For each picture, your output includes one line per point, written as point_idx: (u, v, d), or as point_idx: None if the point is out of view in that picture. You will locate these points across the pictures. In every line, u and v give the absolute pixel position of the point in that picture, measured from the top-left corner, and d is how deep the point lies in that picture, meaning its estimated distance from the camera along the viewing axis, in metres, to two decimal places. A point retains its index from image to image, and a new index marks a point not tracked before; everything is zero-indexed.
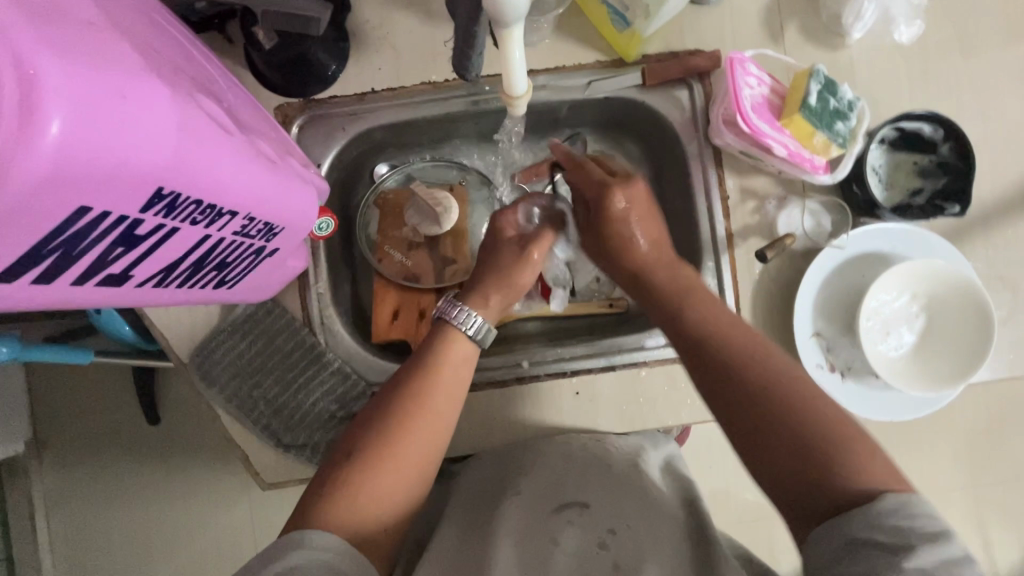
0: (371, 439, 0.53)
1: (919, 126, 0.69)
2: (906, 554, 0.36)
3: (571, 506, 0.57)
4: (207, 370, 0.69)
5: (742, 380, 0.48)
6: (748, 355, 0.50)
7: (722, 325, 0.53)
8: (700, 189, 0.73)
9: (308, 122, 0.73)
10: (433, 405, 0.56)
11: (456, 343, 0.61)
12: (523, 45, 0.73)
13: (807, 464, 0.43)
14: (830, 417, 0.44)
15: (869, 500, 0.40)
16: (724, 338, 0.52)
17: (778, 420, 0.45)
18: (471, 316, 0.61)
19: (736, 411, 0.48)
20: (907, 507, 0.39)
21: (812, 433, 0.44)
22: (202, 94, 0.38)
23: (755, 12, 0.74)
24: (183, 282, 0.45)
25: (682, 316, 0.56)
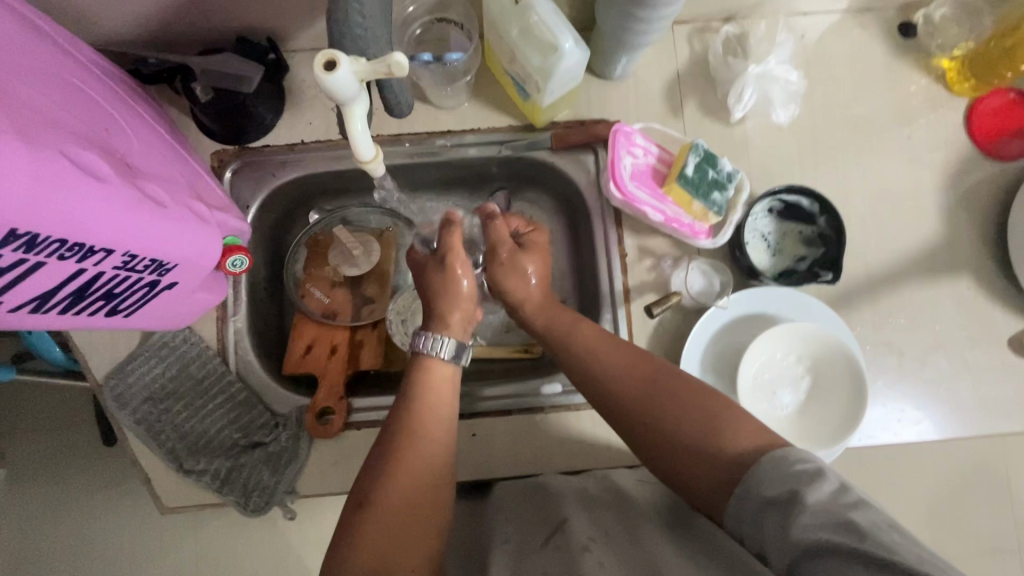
0: (380, 482, 0.56)
1: (797, 199, 0.75)
2: (799, 501, 0.45)
3: (555, 532, 0.59)
4: (119, 393, 0.73)
5: (636, 406, 0.59)
6: (630, 381, 0.60)
7: (610, 364, 0.62)
8: (601, 246, 0.79)
9: (241, 167, 0.79)
10: (427, 433, 0.60)
11: (435, 369, 0.66)
12: (442, 107, 0.80)
13: (717, 460, 0.52)
14: (705, 408, 0.55)
15: (762, 460, 0.50)
16: (606, 379, 0.62)
17: (680, 451, 0.55)
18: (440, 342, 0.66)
19: (644, 434, 0.58)
20: (786, 457, 0.49)
21: (702, 429, 0.54)
22: (82, 146, 0.44)
23: (656, 90, 0.81)
24: (66, 309, 0.49)
25: (575, 361, 0.65)
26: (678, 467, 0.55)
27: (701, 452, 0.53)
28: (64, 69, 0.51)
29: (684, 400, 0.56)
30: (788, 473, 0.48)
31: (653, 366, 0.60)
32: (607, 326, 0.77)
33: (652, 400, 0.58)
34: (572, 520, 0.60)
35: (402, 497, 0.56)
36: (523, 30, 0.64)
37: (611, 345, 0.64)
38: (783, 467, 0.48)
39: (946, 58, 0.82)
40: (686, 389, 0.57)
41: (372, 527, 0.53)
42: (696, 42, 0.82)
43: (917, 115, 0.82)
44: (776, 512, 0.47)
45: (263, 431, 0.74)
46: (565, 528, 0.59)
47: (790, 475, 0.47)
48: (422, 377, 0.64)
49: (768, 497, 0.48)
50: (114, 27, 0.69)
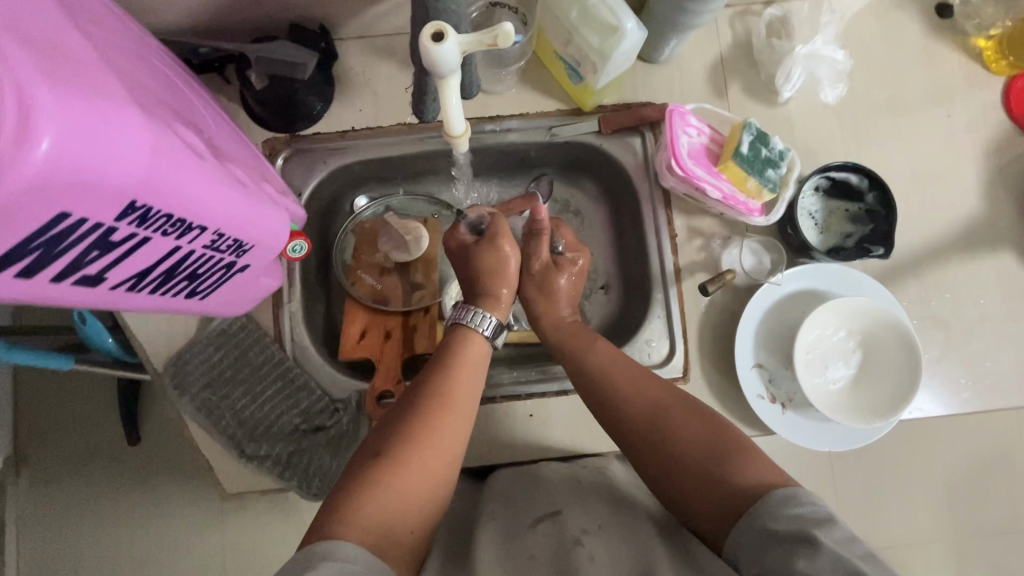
0: (403, 441, 0.56)
1: (847, 176, 0.76)
2: (811, 540, 0.47)
3: (546, 517, 0.61)
4: (180, 380, 0.73)
5: (654, 432, 0.62)
6: (651, 408, 0.63)
7: (626, 390, 0.66)
8: (651, 228, 0.80)
9: (292, 154, 0.79)
10: (456, 411, 0.60)
11: (475, 342, 0.68)
12: (490, 93, 0.81)
13: (725, 495, 0.55)
14: (721, 445, 0.58)
15: (771, 492, 0.52)
16: (626, 404, 0.65)
17: (682, 476, 0.58)
18: (486, 317, 0.69)
19: (656, 458, 0.61)
20: (796, 497, 0.51)
21: (713, 465, 0.57)
22: (182, 124, 0.44)
23: (701, 73, 0.82)
24: (155, 288, 0.50)
25: (592, 382, 0.68)
26: (679, 493, 0.58)
27: (705, 483, 0.56)
28: (146, 51, 0.52)
29: (693, 429, 0.60)
30: (787, 516, 0.49)
31: (674, 397, 0.64)
32: (659, 305, 0.79)
33: (664, 427, 0.61)
34: (565, 511, 0.61)
35: (415, 461, 0.55)
36: (583, 12, 0.65)
37: (634, 371, 0.67)
38: (789, 511, 0.50)
39: (982, 38, 0.84)
40: (701, 422, 0.61)
41: (380, 479, 0.53)
42: (738, 25, 0.83)
43: (955, 93, 0.84)
44: (780, 546, 0.48)
45: (323, 416, 0.75)
46: (558, 517, 0.60)
47: (795, 515, 0.49)
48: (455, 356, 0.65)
49: (766, 532, 0.50)
50: (172, 15, 0.69)
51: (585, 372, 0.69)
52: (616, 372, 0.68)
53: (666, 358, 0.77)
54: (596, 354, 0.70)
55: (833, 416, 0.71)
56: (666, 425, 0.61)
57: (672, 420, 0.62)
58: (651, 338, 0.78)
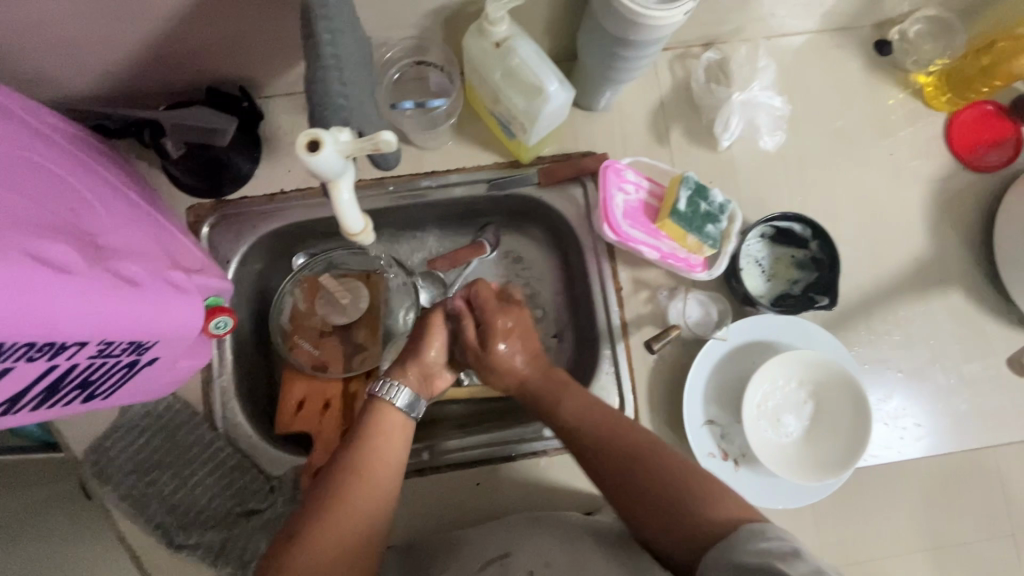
0: (314, 520, 0.53)
1: (791, 225, 0.75)
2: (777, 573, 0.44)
3: (495, 561, 0.60)
4: (101, 469, 0.69)
5: (624, 464, 0.58)
6: (620, 439, 0.59)
7: (589, 419, 0.62)
8: (596, 281, 0.77)
9: (218, 220, 0.76)
10: (375, 481, 0.57)
11: (389, 417, 0.62)
12: (426, 149, 0.78)
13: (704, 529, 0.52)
14: (693, 476, 0.55)
15: (741, 528, 0.50)
16: (594, 435, 0.61)
17: (660, 513, 0.54)
18: (393, 386, 0.63)
19: (629, 492, 0.56)
20: (763, 532, 0.49)
21: (687, 499, 0.54)
22: (47, 239, 0.41)
23: (641, 119, 0.80)
24: (39, 405, 0.46)
25: (556, 411, 0.64)
26: (655, 531, 0.54)
27: (681, 520, 0.53)
28: (28, 149, 0.49)
29: (676, 466, 0.56)
30: (752, 551, 0.47)
31: (639, 430, 0.60)
32: (607, 361, 0.76)
33: (641, 464, 0.57)
34: (514, 552, 0.60)
35: (340, 531, 0.53)
36: (507, 74, 0.63)
37: (594, 404, 0.63)
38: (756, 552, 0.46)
39: (922, 74, 0.83)
40: (667, 457, 0.57)
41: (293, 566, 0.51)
42: (678, 68, 0.82)
43: (898, 129, 0.83)
44: None
45: (258, 497, 0.71)
46: (507, 559, 0.59)
47: (762, 549, 0.47)
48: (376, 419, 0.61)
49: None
50: (74, 83, 0.65)
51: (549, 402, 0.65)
52: (579, 403, 0.63)
53: None
54: (569, 394, 0.64)
55: (784, 473, 0.69)
56: (644, 461, 0.57)
57: (651, 454, 0.58)
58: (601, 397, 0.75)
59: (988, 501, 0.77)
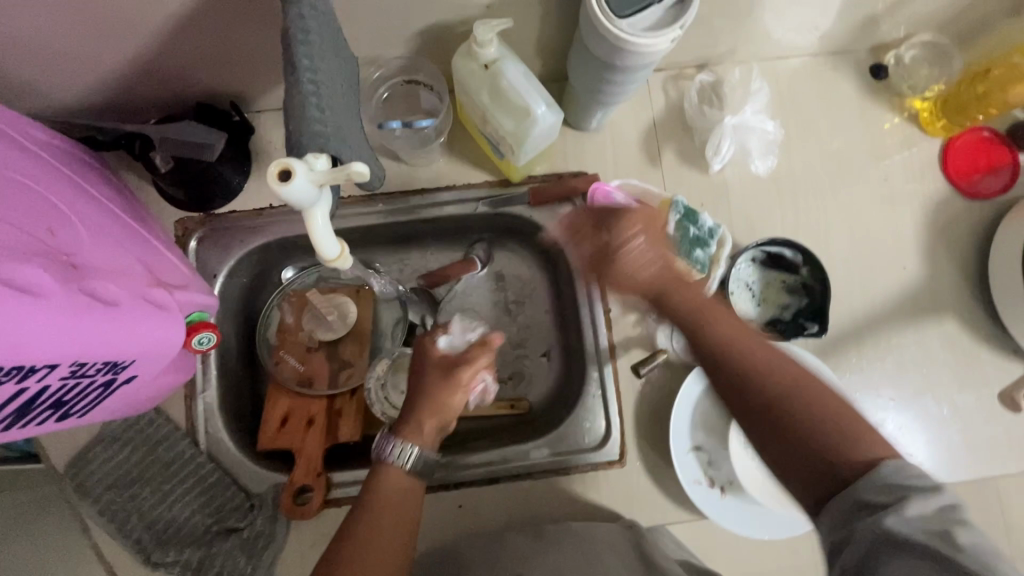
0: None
1: (780, 250, 0.75)
2: (894, 510, 0.40)
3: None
4: (81, 483, 0.69)
5: (753, 371, 0.50)
6: (760, 351, 0.52)
7: (729, 330, 0.54)
8: (585, 302, 0.77)
9: (207, 234, 0.76)
10: (383, 542, 0.56)
11: (396, 479, 0.60)
12: (416, 166, 0.78)
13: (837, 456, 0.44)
14: (837, 403, 0.47)
15: (876, 466, 0.43)
16: (737, 342, 0.53)
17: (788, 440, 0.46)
18: (404, 449, 0.61)
19: (757, 414, 0.49)
20: (906, 469, 0.42)
21: (819, 423, 0.46)
22: (19, 262, 0.41)
23: (633, 140, 0.80)
24: (10, 425, 0.46)
25: (703, 325, 0.55)
26: (781, 460, 0.47)
27: (814, 450, 0.45)
28: (11, 169, 0.49)
29: (808, 400, 0.47)
30: (875, 488, 0.42)
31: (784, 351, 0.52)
32: (594, 384, 0.75)
33: (767, 394, 0.49)
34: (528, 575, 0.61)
35: None
36: (494, 95, 0.62)
37: (730, 317, 0.56)
38: (902, 503, 0.41)
39: (917, 99, 0.83)
40: (805, 376, 0.49)
41: None
42: (672, 89, 0.81)
43: (893, 153, 0.82)
44: (863, 519, 0.42)
45: (237, 515, 0.70)
46: None
47: (903, 486, 0.41)
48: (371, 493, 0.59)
49: (862, 516, 0.42)
50: (63, 95, 0.65)
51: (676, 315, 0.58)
52: (717, 321, 0.55)
53: (601, 440, 0.74)
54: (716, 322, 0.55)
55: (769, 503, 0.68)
56: (772, 393, 0.49)
57: (768, 381, 0.49)
58: (587, 419, 0.75)
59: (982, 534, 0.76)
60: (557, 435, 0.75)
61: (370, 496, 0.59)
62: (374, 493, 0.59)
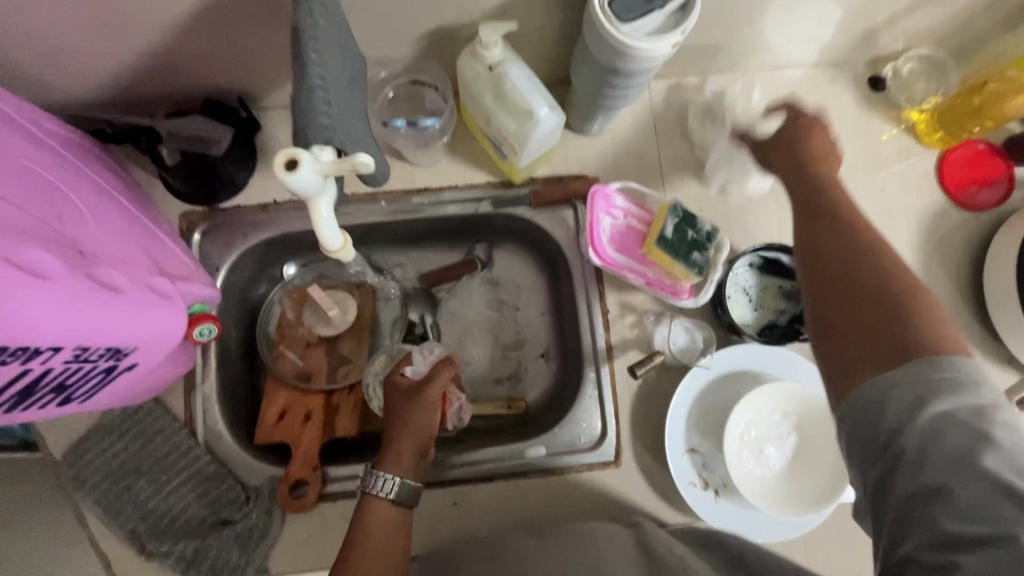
0: None
1: (777, 255, 0.76)
2: (931, 399, 0.38)
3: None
4: (79, 472, 0.70)
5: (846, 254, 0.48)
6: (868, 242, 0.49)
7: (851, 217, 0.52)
8: (583, 303, 0.78)
9: (211, 227, 0.77)
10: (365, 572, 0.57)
11: (378, 512, 0.61)
12: (420, 165, 0.79)
13: (895, 344, 0.42)
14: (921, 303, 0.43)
15: (941, 357, 0.40)
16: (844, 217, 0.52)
17: (861, 270, 0.47)
18: (385, 480, 0.61)
19: (843, 253, 0.49)
20: (954, 363, 0.39)
21: (897, 313, 0.43)
22: (27, 245, 0.42)
23: (634, 144, 0.81)
24: (12, 406, 0.46)
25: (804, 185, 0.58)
26: (833, 340, 0.46)
27: (879, 330, 0.43)
28: (23, 157, 0.50)
29: (925, 320, 0.42)
30: (930, 373, 0.39)
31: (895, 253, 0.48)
32: (591, 385, 0.76)
33: (857, 275, 0.47)
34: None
35: None
36: (498, 96, 0.64)
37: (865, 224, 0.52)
38: (923, 412, 0.38)
39: (916, 111, 0.83)
40: (897, 275, 0.45)
41: None
42: (673, 96, 0.83)
43: (890, 164, 0.83)
44: (894, 403, 0.40)
45: (233, 507, 0.71)
46: None
47: (944, 379, 0.39)
48: (360, 529, 0.59)
49: (884, 421, 0.40)
50: (75, 88, 0.66)
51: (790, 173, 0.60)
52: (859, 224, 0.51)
53: (597, 440, 0.75)
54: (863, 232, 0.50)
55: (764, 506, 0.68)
56: (880, 287, 0.45)
57: (888, 283, 0.45)
58: (583, 419, 0.76)
59: None
60: (553, 433, 0.76)
61: (359, 531, 0.59)
62: (363, 526, 0.60)
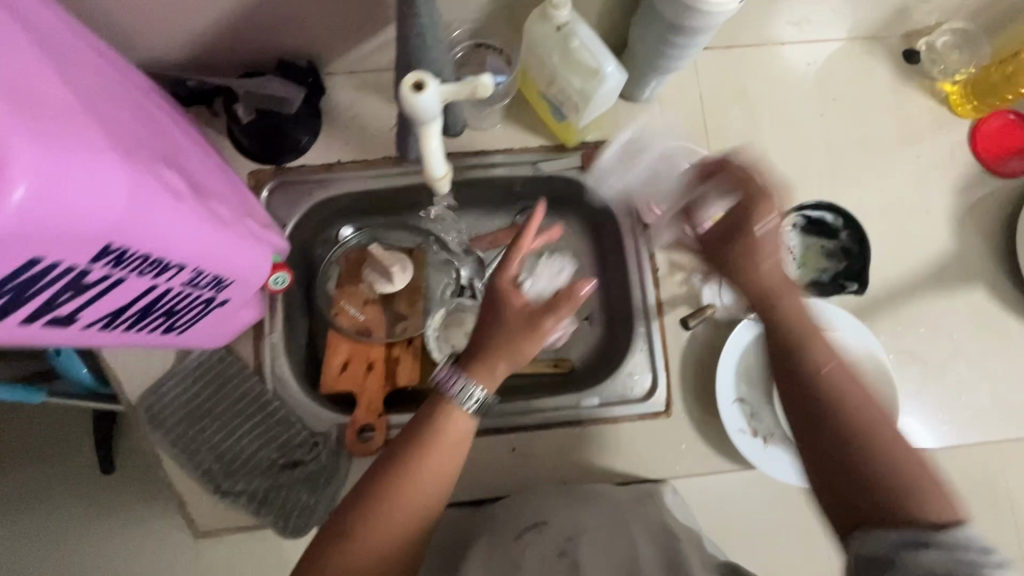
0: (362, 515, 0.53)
1: (822, 215, 0.79)
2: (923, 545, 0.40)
3: (531, 529, 0.64)
4: (155, 415, 0.72)
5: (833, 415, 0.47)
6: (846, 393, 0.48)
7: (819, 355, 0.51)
8: (633, 261, 0.81)
9: (278, 186, 0.80)
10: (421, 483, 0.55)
11: (454, 420, 0.58)
12: (477, 129, 0.82)
13: (867, 494, 0.44)
14: (889, 444, 0.45)
15: (944, 529, 0.40)
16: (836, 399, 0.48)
17: (873, 482, 0.44)
18: (471, 393, 0.58)
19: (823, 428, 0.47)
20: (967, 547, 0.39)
21: (865, 459, 0.45)
22: (163, 167, 0.45)
23: (680, 111, 0.85)
24: (130, 326, 0.49)
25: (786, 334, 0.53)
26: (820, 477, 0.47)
27: (860, 483, 0.44)
28: (137, 94, 0.53)
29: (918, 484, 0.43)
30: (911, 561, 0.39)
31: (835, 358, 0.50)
32: (641, 339, 0.79)
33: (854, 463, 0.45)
34: (550, 522, 0.64)
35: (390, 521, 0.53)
36: (564, 55, 0.67)
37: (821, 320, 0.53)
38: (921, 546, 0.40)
39: (948, 83, 0.88)
40: (845, 387, 0.48)
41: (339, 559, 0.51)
42: (717, 66, 0.86)
43: (924, 134, 0.87)
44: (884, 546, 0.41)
45: (302, 450, 0.73)
46: (542, 526, 0.63)
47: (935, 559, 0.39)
48: (433, 431, 0.57)
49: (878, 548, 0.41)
50: (160, 47, 0.70)
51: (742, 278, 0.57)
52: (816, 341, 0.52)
53: (648, 392, 0.78)
54: (813, 348, 0.51)
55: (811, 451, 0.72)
56: (843, 434, 0.46)
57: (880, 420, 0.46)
58: (634, 372, 0.79)
59: None
60: (605, 385, 0.79)
61: (431, 432, 0.57)
62: (435, 431, 0.57)
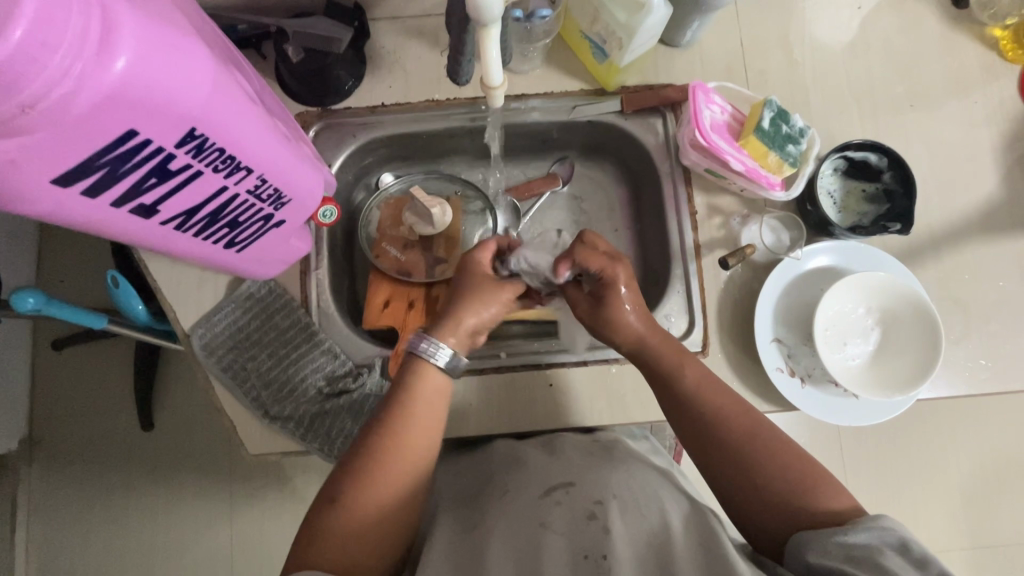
0: (373, 476, 0.55)
1: (865, 155, 0.78)
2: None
3: (558, 488, 0.59)
4: (208, 342, 0.75)
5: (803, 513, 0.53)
6: (799, 476, 0.54)
7: (771, 441, 0.57)
8: (671, 204, 0.81)
9: (323, 128, 0.82)
10: (415, 436, 0.58)
11: (428, 376, 0.62)
12: (518, 73, 0.83)
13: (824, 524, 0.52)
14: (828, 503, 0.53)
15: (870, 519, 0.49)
16: (777, 457, 0.56)
17: (789, 496, 0.54)
18: (439, 348, 0.62)
19: (765, 489, 0.55)
20: (872, 532, 0.48)
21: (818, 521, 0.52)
22: (234, 70, 0.47)
23: (722, 56, 0.84)
24: (199, 230, 0.53)
25: (718, 427, 0.58)
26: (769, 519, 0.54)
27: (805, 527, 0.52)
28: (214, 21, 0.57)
29: (814, 490, 0.54)
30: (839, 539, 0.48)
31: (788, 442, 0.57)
32: (678, 282, 0.78)
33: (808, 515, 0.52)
34: (579, 483, 0.59)
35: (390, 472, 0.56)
36: None
37: (759, 420, 0.58)
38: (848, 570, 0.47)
39: (998, 28, 0.86)
40: (798, 471, 0.55)
41: (351, 509, 0.53)
42: (759, 12, 0.86)
43: (974, 78, 0.85)
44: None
45: (347, 379, 0.76)
46: (572, 487, 0.59)
47: (841, 543, 0.48)
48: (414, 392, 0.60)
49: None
50: None
51: (697, 408, 0.60)
52: (771, 433, 0.57)
53: (683, 333, 0.76)
54: (769, 450, 0.56)
55: (851, 389, 0.71)
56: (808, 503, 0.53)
57: (795, 518, 0.53)
58: (669, 313, 0.77)
59: (944, 467, 1.11)
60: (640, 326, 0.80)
61: (411, 396, 0.60)
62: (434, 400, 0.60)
